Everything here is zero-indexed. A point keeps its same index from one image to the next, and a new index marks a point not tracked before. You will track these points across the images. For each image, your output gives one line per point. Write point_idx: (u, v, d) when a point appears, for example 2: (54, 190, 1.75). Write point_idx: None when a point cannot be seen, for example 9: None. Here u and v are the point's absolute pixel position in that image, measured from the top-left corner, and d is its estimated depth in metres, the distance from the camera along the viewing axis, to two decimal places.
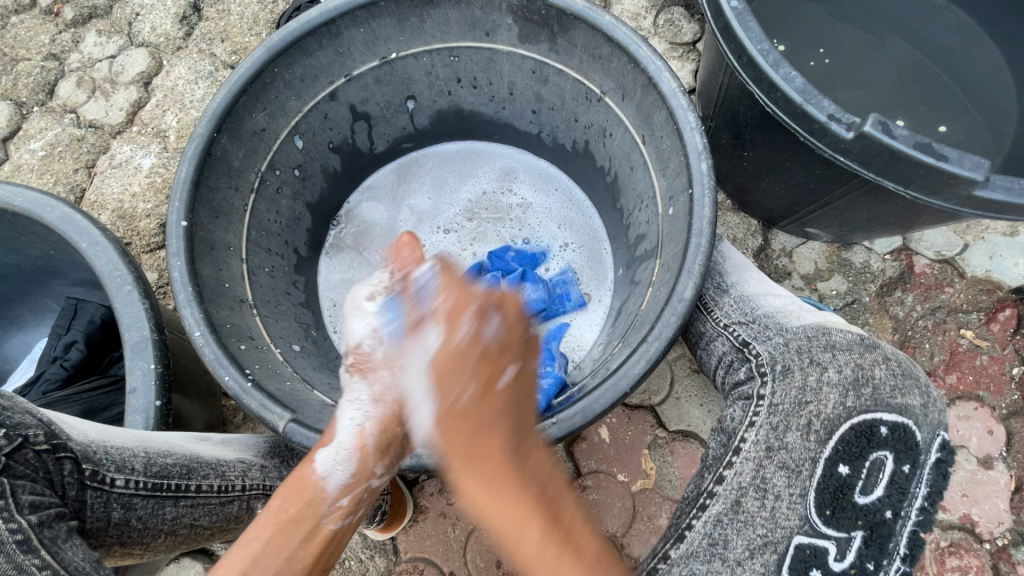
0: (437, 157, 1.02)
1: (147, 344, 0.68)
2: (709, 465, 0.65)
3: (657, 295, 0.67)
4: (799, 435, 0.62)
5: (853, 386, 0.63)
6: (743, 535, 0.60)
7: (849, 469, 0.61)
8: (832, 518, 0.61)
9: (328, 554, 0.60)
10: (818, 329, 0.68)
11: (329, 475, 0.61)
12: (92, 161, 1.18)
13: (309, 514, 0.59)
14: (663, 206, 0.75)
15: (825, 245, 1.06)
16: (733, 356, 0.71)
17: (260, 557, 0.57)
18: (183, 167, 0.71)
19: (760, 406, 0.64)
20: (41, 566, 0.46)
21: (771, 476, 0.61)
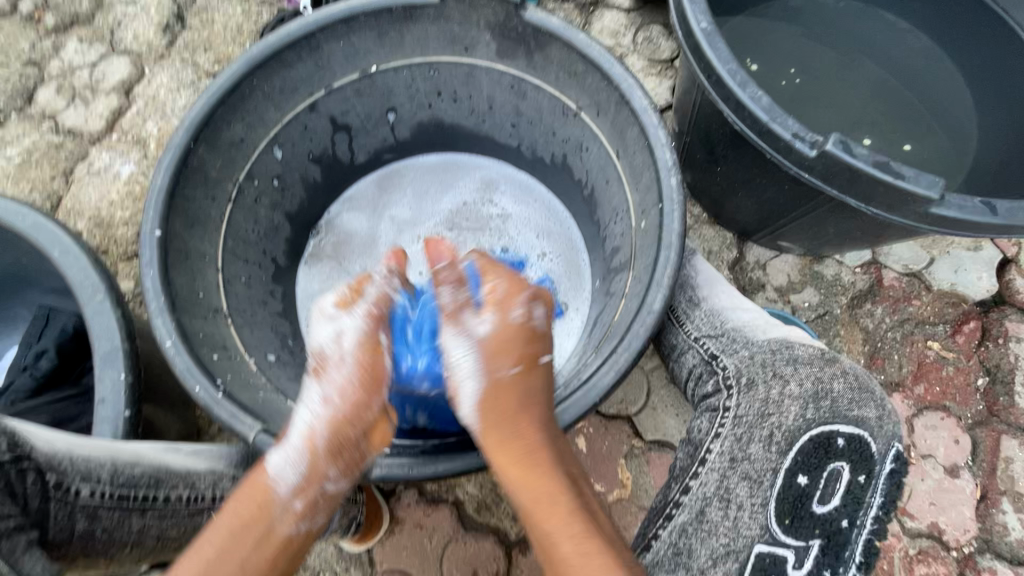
0: (416, 168, 1.03)
1: (117, 354, 0.67)
2: (675, 476, 0.67)
3: (629, 307, 0.68)
4: (761, 446, 0.64)
5: (812, 399, 0.65)
6: (707, 543, 0.62)
7: (807, 480, 0.63)
8: (791, 527, 0.62)
9: (283, 562, 0.56)
10: (782, 344, 0.69)
11: (280, 478, 0.57)
12: (70, 168, 1.17)
13: (259, 518, 0.56)
14: (636, 220, 0.76)
15: (798, 258, 1.08)
16: (702, 368, 0.72)
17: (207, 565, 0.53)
18: (159, 177, 0.71)
19: (726, 418, 0.66)
20: None
21: (734, 486, 0.63)
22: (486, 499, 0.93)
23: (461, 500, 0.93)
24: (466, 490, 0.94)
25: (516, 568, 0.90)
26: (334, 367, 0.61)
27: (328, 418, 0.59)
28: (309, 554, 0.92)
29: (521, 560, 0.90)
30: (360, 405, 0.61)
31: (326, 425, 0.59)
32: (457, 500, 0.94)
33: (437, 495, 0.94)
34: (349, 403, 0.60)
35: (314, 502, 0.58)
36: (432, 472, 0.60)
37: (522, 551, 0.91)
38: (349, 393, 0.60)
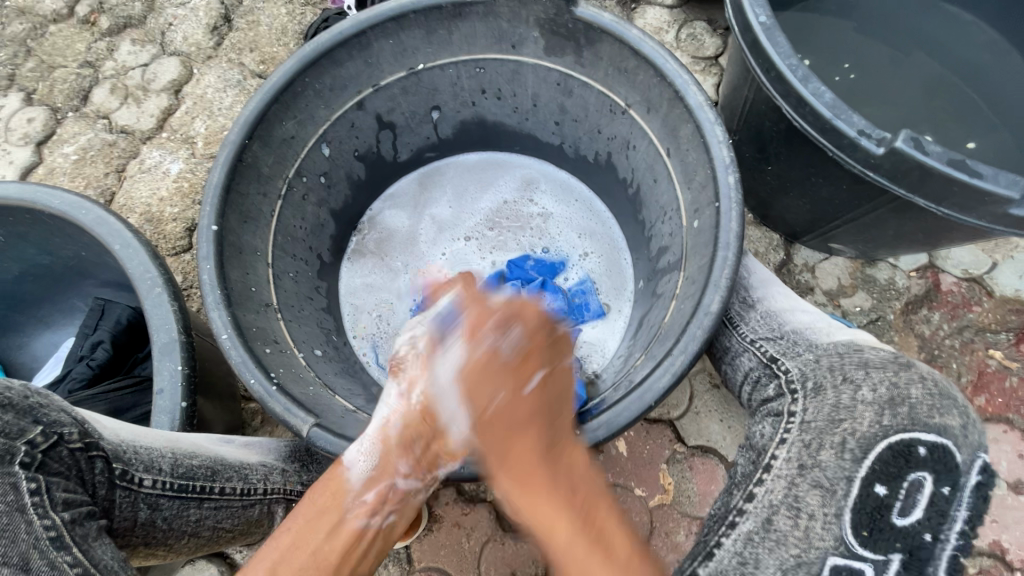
0: (459, 167, 1.03)
1: (175, 346, 0.68)
2: (738, 482, 0.64)
3: (682, 308, 0.67)
4: (833, 454, 0.58)
5: (888, 405, 0.58)
6: (775, 555, 0.56)
7: (886, 489, 0.55)
8: (869, 540, 0.55)
9: (351, 557, 0.58)
10: (849, 345, 0.67)
11: (353, 467, 0.60)
12: (122, 165, 1.21)
13: (331, 509, 0.59)
14: (688, 219, 0.74)
15: (849, 261, 1.05)
16: (761, 371, 0.70)
17: (280, 552, 0.56)
18: (215, 173, 0.73)
19: (791, 424, 0.63)
20: (73, 563, 0.46)
21: (804, 494, 0.58)
22: None
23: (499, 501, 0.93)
24: None
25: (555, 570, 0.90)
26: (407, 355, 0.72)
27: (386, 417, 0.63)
28: None
29: None
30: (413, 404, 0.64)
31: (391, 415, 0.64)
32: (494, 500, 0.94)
33: (476, 494, 0.94)
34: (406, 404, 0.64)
35: (383, 496, 0.61)
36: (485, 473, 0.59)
37: None
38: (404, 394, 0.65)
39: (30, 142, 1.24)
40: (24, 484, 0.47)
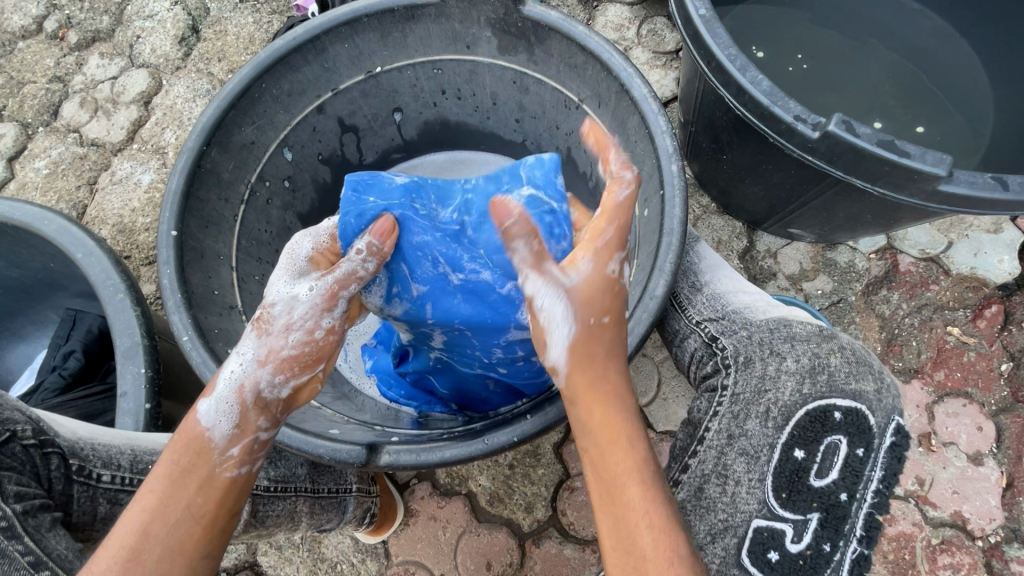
0: (424, 168, 1.04)
1: (138, 349, 0.69)
2: (676, 456, 0.67)
3: (633, 293, 0.69)
4: (757, 422, 0.62)
5: (808, 373, 0.64)
6: (705, 520, 0.62)
7: (804, 453, 0.61)
8: (788, 501, 0.61)
9: (234, 503, 0.53)
10: (780, 322, 0.70)
11: (213, 426, 0.54)
12: (94, 178, 1.22)
13: (197, 463, 0.52)
14: (639, 208, 0.76)
15: (810, 246, 1.07)
16: (702, 350, 0.72)
17: (151, 514, 0.49)
18: (174, 180, 0.74)
19: (723, 397, 0.65)
20: (25, 552, 0.47)
21: (731, 463, 0.62)
22: (498, 491, 0.94)
23: (474, 492, 0.94)
24: (478, 483, 0.95)
25: (529, 560, 0.91)
26: (276, 332, 0.60)
27: (274, 370, 0.58)
28: (326, 546, 0.94)
29: (534, 551, 0.91)
30: (294, 357, 0.59)
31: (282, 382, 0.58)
32: (469, 492, 0.95)
33: (451, 487, 0.95)
34: (282, 363, 0.58)
35: (252, 449, 0.55)
36: (438, 458, 0.60)
37: (535, 543, 0.92)
38: (281, 360, 0.59)
39: (1, 158, 1.25)
40: None
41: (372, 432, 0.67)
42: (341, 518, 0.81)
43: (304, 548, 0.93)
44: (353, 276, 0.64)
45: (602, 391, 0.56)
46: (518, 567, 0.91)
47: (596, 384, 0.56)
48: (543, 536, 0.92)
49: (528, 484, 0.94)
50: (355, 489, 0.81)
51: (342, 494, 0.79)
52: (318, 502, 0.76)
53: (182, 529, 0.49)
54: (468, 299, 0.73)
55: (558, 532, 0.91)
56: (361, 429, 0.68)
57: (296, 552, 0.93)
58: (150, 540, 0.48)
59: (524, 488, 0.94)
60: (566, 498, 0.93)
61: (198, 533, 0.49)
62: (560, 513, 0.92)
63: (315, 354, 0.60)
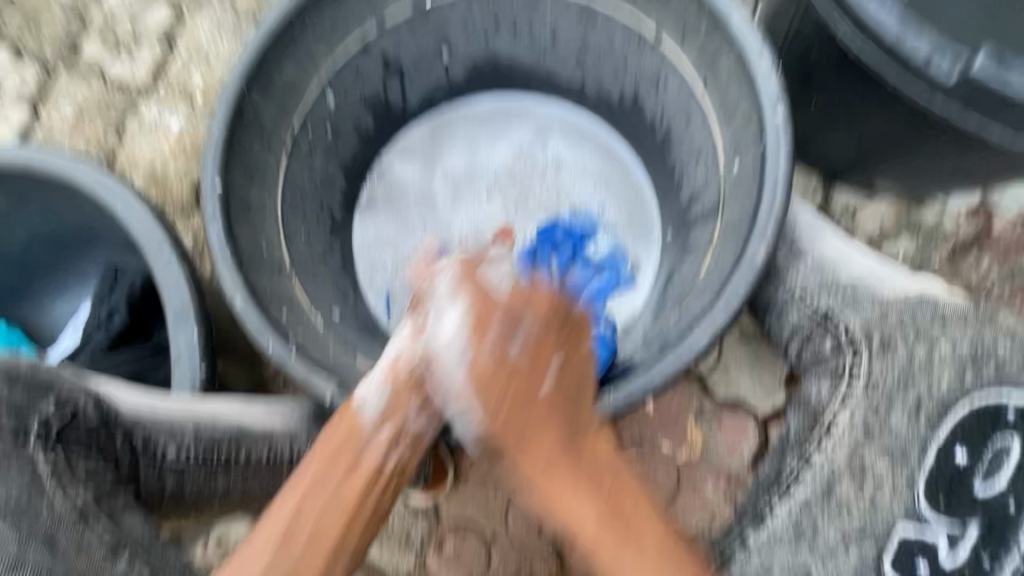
0: (469, 114, 0.96)
1: (188, 313, 0.65)
2: (790, 445, 0.63)
3: (721, 261, 0.62)
4: (906, 416, 0.61)
5: (971, 362, 0.61)
6: (837, 521, 0.60)
7: (966, 457, 0.60)
8: (947, 507, 0.60)
9: (370, 498, 0.53)
10: (920, 298, 0.64)
11: (366, 406, 0.55)
12: (121, 123, 1.16)
13: (345, 449, 0.53)
14: (726, 162, 0.68)
15: (893, 203, 0.97)
16: (812, 327, 0.65)
17: (298, 498, 0.51)
18: (214, 126, 0.67)
19: (857, 384, 0.61)
20: (100, 542, 0.50)
21: (873, 460, 0.60)
22: None
23: None
24: None
25: None
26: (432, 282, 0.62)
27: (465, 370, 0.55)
28: None
29: None
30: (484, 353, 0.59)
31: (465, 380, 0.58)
32: None
33: None
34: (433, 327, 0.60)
35: (400, 434, 0.56)
36: None
37: None
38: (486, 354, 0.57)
39: (24, 101, 1.19)
40: (46, 461, 0.51)
41: None
42: None
43: None
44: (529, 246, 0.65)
45: (516, 398, 0.54)
46: None
47: (507, 394, 0.54)
48: None
49: None
50: None
51: None
52: None
53: (326, 521, 0.51)
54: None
55: None
56: None
57: None
58: (299, 523, 0.51)
59: None
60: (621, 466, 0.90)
61: (343, 530, 0.52)
62: None
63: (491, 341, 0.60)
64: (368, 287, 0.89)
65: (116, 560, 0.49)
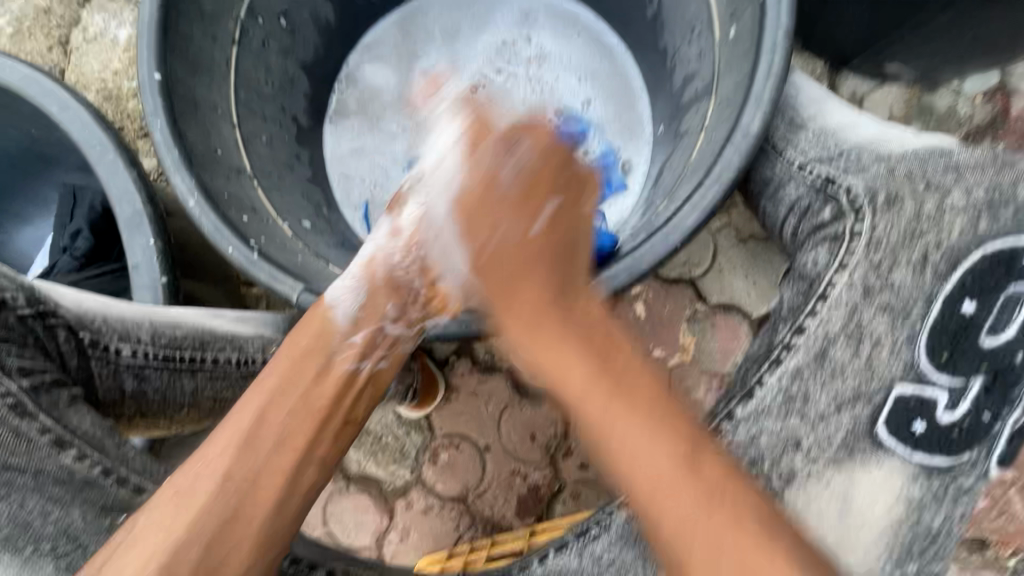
0: (442, 2, 0.87)
1: (140, 218, 0.63)
2: (784, 318, 0.60)
3: (713, 138, 0.56)
4: (908, 271, 0.56)
5: (986, 208, 0.55)
6: (829, 388, 0.56)
7: (974, 306, 0.55)
8: (948, 363, 0.55)
9: (344, 401, 0.51)
10: (934, 150, 0.59)
11: (337, 306, 0.54)
12: (64, 37, 1.06)
13: (318, 349, 0.51)
14: (722, 29, 0.61)
15: (905, 88, 0.90)
16: (813, 197, 0.61)
17: (269, 398, 0.48)
18: (145, 7, 0.60)
19: (857, 244, 0.57)
20: (42, 430, 0.49)
21: (870, 319, 0.56)
22: None
23: (516, 368, 0.92)
24: None
25: (574, 432, 0.90)
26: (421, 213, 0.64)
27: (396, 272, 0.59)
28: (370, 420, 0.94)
29: None
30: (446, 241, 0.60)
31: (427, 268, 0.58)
32: (511, 368, 0.92)
33: (492, 363, 0.93)
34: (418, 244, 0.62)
35: (373, 340, 0.54)
36: None
37: None
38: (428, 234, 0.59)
39: None
40: None
41: None
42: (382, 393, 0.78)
43: None
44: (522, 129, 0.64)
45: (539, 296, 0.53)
46: (563, 438, 0.90)
47: (524, 294, 0.53)
48: None
49: None
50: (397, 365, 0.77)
51: None
52: None
53: (296, 424, 0.47)
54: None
55: None
56: None
57: None
58: (263, 426, 0.46)
59: None
60: None
61: (309, 433, 0.48)
62: None
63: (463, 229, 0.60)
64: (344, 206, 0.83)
65: (61, 453, 0.49)
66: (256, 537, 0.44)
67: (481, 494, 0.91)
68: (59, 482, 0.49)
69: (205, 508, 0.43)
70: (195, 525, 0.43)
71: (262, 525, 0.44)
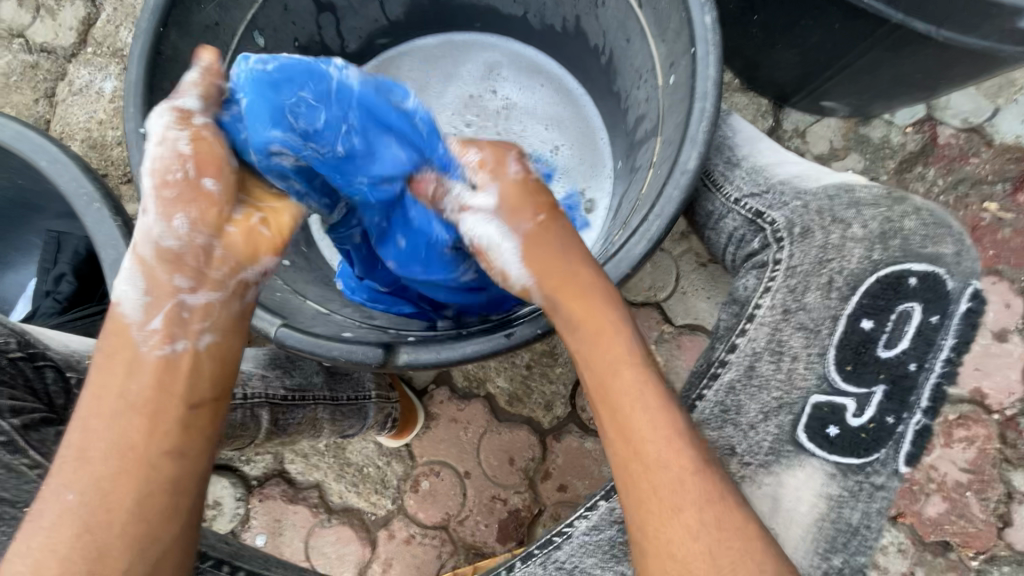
0: (415, 53, 0.94)
1: (124, 262, 0.65)
2: (720, 336, 0.66)
3: (658, 174, 0.62)
4: (819, 294, 0.63)
5: (879, 239, 0.62)
6: (757, 399, 0.62)
7: (872, 324, 0.61)
8: (852, 374, 0.61)
9: (169, 385, 0.49)
10: (840, 187, 0.67)
11: (123, 300, 0.50)
12: (51, 90, 1.10)
13: (121, 347, 0.49)
14: (664, 76, 0.68)
15: (842, 121, 0.98)
16: (745, 229, 0.68)
17: (88, 410, 0.47)
18: (132, 70, 0.65)
19: (778, 270, 0.64)
20: (30, 466, 0.54)
21: (788, 337, 0.62)
22: (517, 392, 0.94)
23: (492, 394, 0.94)
24: (497, 385, 0.94)
25: (551, 455, 0.92)
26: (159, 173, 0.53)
27: (154, 250, 0.51)
28: (351, 451, 0.96)
29: (556, 445, 0.92)
30: (204, 193, 0.52)
31: (197, 227, 0.51)
32: (488, 394, 0.95)
33: (469, 390, 0.95)
34: (181, 202, 0.51)
35: (173, 319, 0.50)
36: (476, 351, 0.57)
37: (556, 438, 0.93)
38: (176, 198, 0.51)
39: None
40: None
41: (387, 333, 0.64)
42: (363, 424, 0.81)
43: (330, 454, 0.95)
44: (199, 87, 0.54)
45: (572, 283, 0.54)
46: (540, 461, 0.92)
47: (567, 281, 0.54)
48: (564, 431, 0.93)
49: (547, 383, 0.93)
50: (375, 396, 0.80)
51: (362, 401, 0.79)
52: (338, 409, 0.76)
53: (129, 422, 0.47)
54: (362, 144, 0.58)
55: (578, 427, 0.92)
56: (371, 330, 0.66)
57: (323, 458, 0.95)
58: (92, 435, 0.47)
59: (543, 387, 0.93)
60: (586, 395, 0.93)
61: (145, 428, 0.47)
62: (580, 409, 0.93)
63: (231, 179, 0.53)
64: (320, 239, 0.84)
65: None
66: (122, 534, 0.45)
67: (461, 521, 0.92)
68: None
69: (57, 522, 0.44)
70: (48, 546, 0.44)
71: (125, 521, 0.45)
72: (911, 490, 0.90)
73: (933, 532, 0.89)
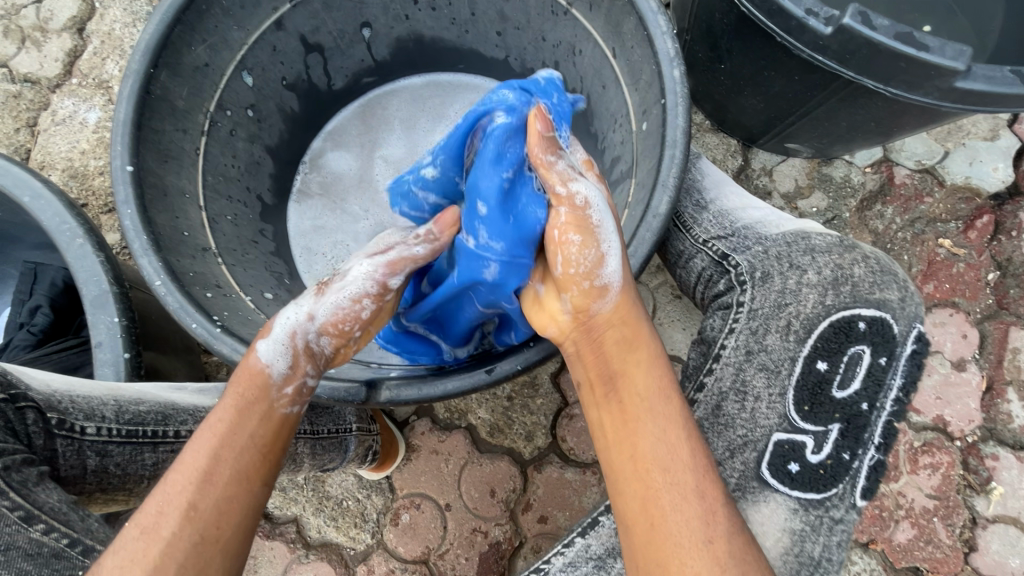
0: (402, 94, 0.95)
1: (107, 297, 0.67)
2: (690, 374, 0.69)
3: (631, 216, 0.65)
4: (779, 336, 0.66)
5: (832, 285, 0.66)
6: (724, 437, 0.65)
7: (826, 365, 0.65)
8: (809, 414, 0.65)
9: (283, 439, 0.54)
10: (797, 234, 0.70)
11: (270, 364, 0.55)
12: (33, 119, 1.11)
13: (257, 398, 0.53)
14: (637, 122, 0.72)
15: (806, 161, 1.03)
16: (712, 269, 0.72)
17: (220, 439, 0.51)
18: (121, 109, 0.66)
19: (740, 313, 0.67)
20: (13, 508, 0.51)
21: (752, 378, 0.65)
22: (498, 422, 0.95)
23: (474, 425, 0.95)
24: (478, 416, 0.95)
25: (532, 486, 0.93)
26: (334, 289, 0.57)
27: (302, 349, 0.56)
28: (330, 484, 0.94)
29: (536, 476, 0.93)
30: (348, 333, 0.58)
31: (334, 347, 0.59)
32: (469, 425, 0.95)
33: (450, 422, 0.96)
34: (337, 329, 0.57)
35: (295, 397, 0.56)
36: (455, 386, 0.59)
37: (537, 469, 0.93)
38: (336, 328, 0.57)
39: None
40: None
41: (369, 369, 0.65)
42: (343, 457, 0.81)
43: (309, 488, 0.94)
44: (417, 261, 0.58)
45: (634, 312, 0.58)
46: (521, 492, 0.93)
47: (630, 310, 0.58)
48: (544, 462, 0.93)
49: (528, 413, 0.95)
50: (355, 429, 0.81)
51: (342, 434, 0.79)
52: (319, 443, 0.75)
53: (247, 458, 0.51)
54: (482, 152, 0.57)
55: (558, 457, 0.93)
56: (360, 367, 0.66)
57: (301, 492, 0.94)
58: (221, 463, 0.50)
59: (524, 418, 0.94)
60: (566, 425, 0.94)
61: (258, 462, 0.51)
62: (560, 439, 0.94)
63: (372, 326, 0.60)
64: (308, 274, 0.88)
65: (30, 527, 0.51)
66: (225, 552, 0.48)
67: (442, 555, 0.92)
68: (29, 556, 0.50)
69: (173, 541, 0.47)
70: (166, 557, 0.47)
71: (230, 539, 0.49)
72: (881, 517, 0.92)
73: (904, 558, 0.92)
